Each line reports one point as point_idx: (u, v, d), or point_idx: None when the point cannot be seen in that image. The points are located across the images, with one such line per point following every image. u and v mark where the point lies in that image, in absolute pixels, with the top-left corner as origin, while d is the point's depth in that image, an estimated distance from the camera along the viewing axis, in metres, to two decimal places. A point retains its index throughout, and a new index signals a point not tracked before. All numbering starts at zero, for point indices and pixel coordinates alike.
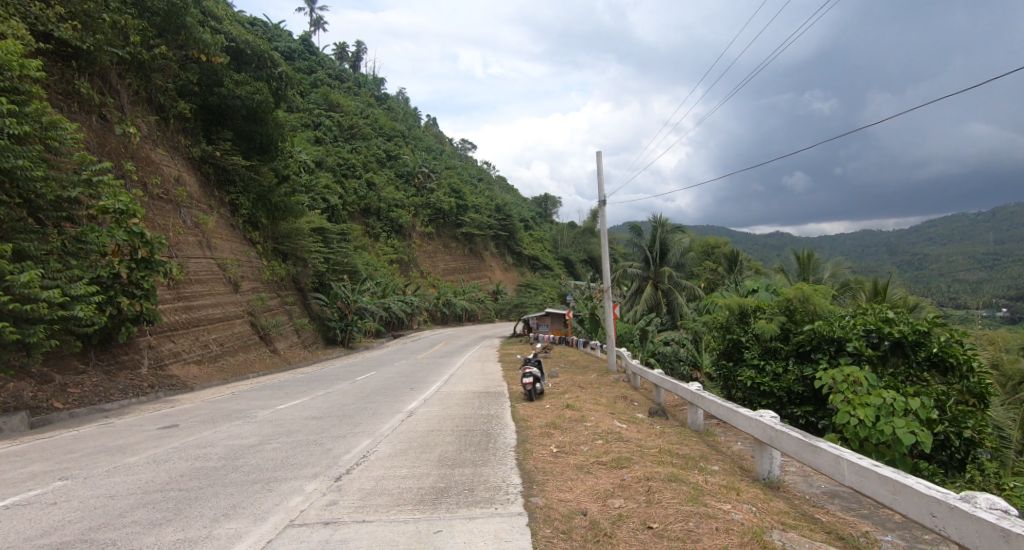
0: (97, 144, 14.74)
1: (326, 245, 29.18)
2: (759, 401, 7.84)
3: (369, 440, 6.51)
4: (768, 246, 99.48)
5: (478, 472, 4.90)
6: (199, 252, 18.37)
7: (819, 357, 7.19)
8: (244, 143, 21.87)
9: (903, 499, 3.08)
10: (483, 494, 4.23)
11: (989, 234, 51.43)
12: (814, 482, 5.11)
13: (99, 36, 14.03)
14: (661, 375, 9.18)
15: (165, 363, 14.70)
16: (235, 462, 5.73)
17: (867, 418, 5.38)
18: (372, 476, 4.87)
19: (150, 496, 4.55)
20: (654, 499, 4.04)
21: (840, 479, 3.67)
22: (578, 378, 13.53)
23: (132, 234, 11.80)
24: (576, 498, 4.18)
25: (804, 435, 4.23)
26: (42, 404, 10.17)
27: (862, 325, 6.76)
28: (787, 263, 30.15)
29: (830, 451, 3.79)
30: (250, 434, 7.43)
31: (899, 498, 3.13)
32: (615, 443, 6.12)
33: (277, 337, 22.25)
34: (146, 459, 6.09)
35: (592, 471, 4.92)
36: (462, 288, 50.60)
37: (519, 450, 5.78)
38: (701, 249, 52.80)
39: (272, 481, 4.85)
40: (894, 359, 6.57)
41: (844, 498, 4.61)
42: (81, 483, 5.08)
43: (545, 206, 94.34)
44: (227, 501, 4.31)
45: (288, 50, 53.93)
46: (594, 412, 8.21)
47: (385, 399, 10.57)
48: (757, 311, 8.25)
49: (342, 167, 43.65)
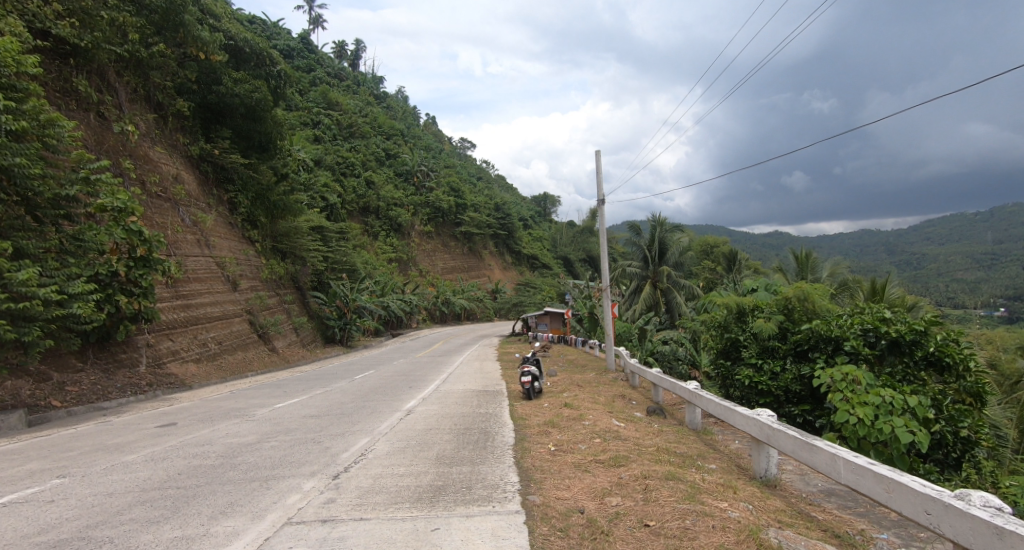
0: (96, 142, 14.73)
1: (325, 244, 29.16)
2: (757, 399, 7.85)
3: (367, 438, 6.52)
4: (766, 245, 99.55)
5: (476, 470, 4.90)
6: (198, 250, 18.34)
7: (817, 357, 7.20)
8: (243, 141, 21.86)
9: (898, 496, 3.09)
10: (481, 492, 4.23)
11: (987, 234, 51.49)
12: (810, 480, 5.13)
13: (97, 34, 14.02)
14: (659, 374, 9.20)
15: (163, 362, 14.69)
16: (233, 460, 5.73)
17: (866, 417, 5.39)
18: (370, 474, 4.87)
19: (148, 494, 4.54)
20: (652, 497, 4.05)
21: (836, 477, 3.67)
22: (577, 377, 13.54)
23: (129, 233, 11.80)
24: (574, 496, 4.19)
25: (800, 434, 4.23)
26: (40, 403, 10.16)
27: (860, 324, 6.77)
28: (785, 263, 30.22)
29: (827, 449, 3.79)
30: (248, 432, 7.43)
31: (894, 496, 3.14)
32: (613, 441, 6.14)
33: (276, 335, 22.24)
34: (144, 457, 6.09)
35: (590, 470, 4.92)
36: (461, 287, 50.61)
37: (517, 448, 5.79)
38: (700, 249, 52.83)
39: (270, 479, 4.85)
40: (891, 358, 6.58)
41: (841, 496, 4.62)
42: (79, 481, 5.08)
43: (545, 205, 94.40)
44: (225, 498, 4.32)
45: (287, 48, 53.87)
46: (592, 410, 8.22)
47: (384, 398, 10.58)
48: (755, 310, 8.27)
49: (340, 165, 43.64)
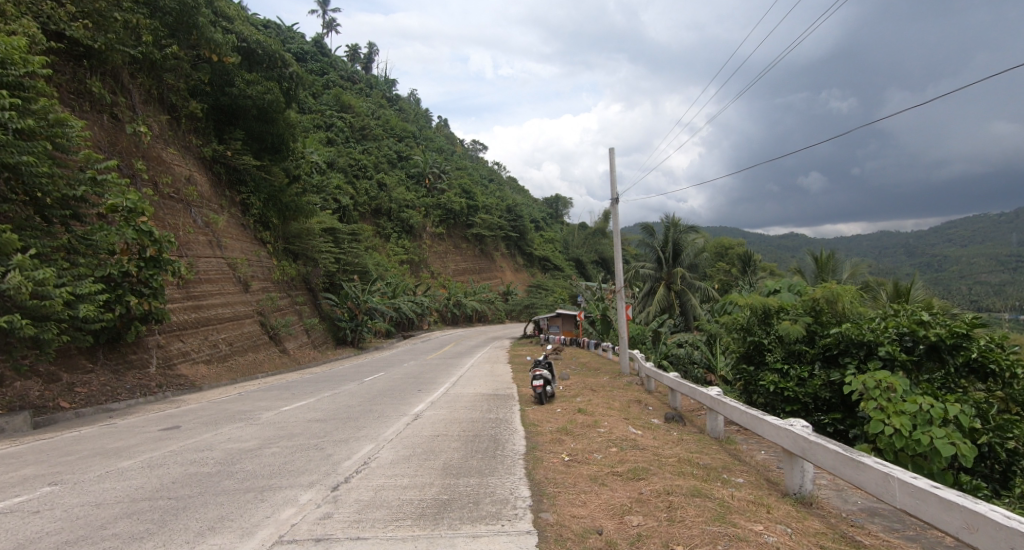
0: (109, 143, 14.67)
1: (337, 245, 29.19)
2: (783, 407, 7.42)
3: (371, 445, 6.22)
4: (779, 246, 98.13)
5: (485, 482, 4.58)
6: (209, 251, 18.25)
7: (847, 362, 6.82)
8: (256, 143, 21.69)
9: (975, 531, 2.67)
10: (489, 509, 3.90)
11: (1011, 235, 49.98)
12: (848, 497, 4.70)
13: (110, 35, 13.95)
14: (676, 379, 8.80)
15: (174, 363, 14.56)
16: (231, 468, 5.47)
17: (903, 427, 4.98)
18: (372, 485, 4.57)
19: (137, 505, 4.28)
20: (676, 516, 3.70)
21: (890, 500, 3.25)
22: (590, 380, 13.18)
23: (140, 233, 11.70)
24: (591, 514, 3.84)
25: (842, 448, 3.83)
26: (49, 404, 10.06)
27: (895, 328, 6.38)
28: (803, 264, 29.45)
29: (877, 467, 3.38)
30: (251, 436, 7.17)
31: (969, 529, 2.72)
32: (631, 451, 5.79)
33: (287, 337, 22.11)
34: (141, 463, 5.83)
35: (607, 483, 4.56)
36: (473, 289, 50.34)
37: (528, 457, 5.46)
38: (715, 250, 52.11)
39: (266, 490, 4.57)
40: (930, 364, 6.17)
41: (885, 516, 4.21)
42: (69, 489, 4.82)
43: (557, 206, 93.70)
44: (215, 512, 4.04)
45: (301, 51, 54.29)
46: (608, 417, 7.84)
47: (392, 401, 10.34)
48: (780, 312, 7.85)
49: (352, 168, 43.78)
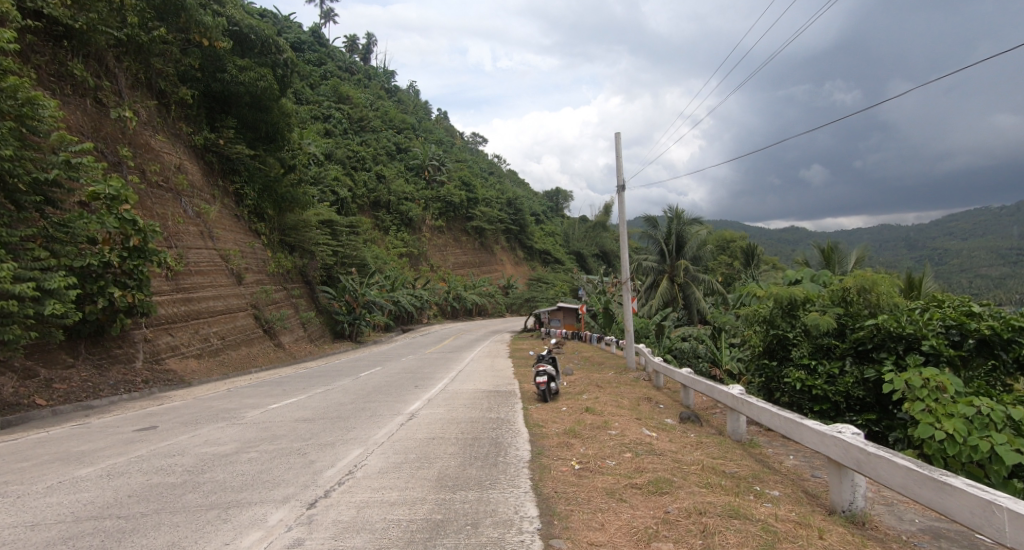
0: (92, 128, 14.00)
1: (335, 238, 28.46)
2: (810, 406, 6.89)
3: (359, 450, 5.60)
4: (776, 239, 97.20)
5: (485, 497, 3.97)
6: (201, 242, 17.61)
7: (883, 358, 6.23)
8: (250, 132, 20.99)
9: None
10: (490, 534, 3.29)
11: (1013, 227, 48.80)
12: (904, 515, 4.08)
13: (92, 15, 13.27)
14: (689, 375, 8.16)
15: (162, 357, 13.97)
16: (199, 478, 4.84)
17: (957, 431, 4.39)
18: (355, 501, 3.96)
19: (79, 527, 3.67)
20: (714, 544, 3.09)
21: (994, 535, 2.62)
22: (596, 376, 12.57)
23: (123, 222, 11.03)
24: (611, 541, 3.23)
25: (913, 463, 3.24)
26: (22, 402, 9.43)
27: (940, 320, 5.75)
28: (808, 255, 28.72)
29: (978, 494, 2.75)
30: (229, 439, 6.53)
31: None
32: (648, 457, 5.17)
33: (281, 331, 21.52)
34: (99, 472, 5.21)
35: (627, 499, 3.95)
36: (473, 282, 49.61)
37: (533, 466, 4.83)
38: (716, 243, 51.26)
39: (232, 507, 3.96)
40: (978, 360, 5.58)
41: (952, 540, 3.60)
42: (11, 504, 4.23)
43: (556, 201, 92.77)
44: (168, 537, 3.44)
45: (298, 41, 53.19)
46: (618, 416, 7.23)
47: (388, 399, 9.70)
48: (807, 303, 7.22)
49: (351, 159, 42.99)
